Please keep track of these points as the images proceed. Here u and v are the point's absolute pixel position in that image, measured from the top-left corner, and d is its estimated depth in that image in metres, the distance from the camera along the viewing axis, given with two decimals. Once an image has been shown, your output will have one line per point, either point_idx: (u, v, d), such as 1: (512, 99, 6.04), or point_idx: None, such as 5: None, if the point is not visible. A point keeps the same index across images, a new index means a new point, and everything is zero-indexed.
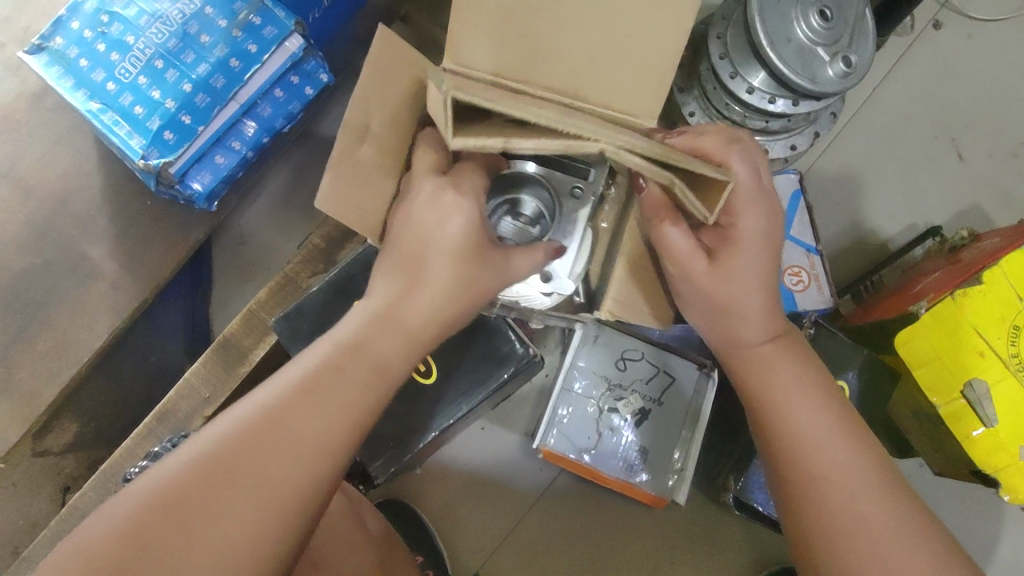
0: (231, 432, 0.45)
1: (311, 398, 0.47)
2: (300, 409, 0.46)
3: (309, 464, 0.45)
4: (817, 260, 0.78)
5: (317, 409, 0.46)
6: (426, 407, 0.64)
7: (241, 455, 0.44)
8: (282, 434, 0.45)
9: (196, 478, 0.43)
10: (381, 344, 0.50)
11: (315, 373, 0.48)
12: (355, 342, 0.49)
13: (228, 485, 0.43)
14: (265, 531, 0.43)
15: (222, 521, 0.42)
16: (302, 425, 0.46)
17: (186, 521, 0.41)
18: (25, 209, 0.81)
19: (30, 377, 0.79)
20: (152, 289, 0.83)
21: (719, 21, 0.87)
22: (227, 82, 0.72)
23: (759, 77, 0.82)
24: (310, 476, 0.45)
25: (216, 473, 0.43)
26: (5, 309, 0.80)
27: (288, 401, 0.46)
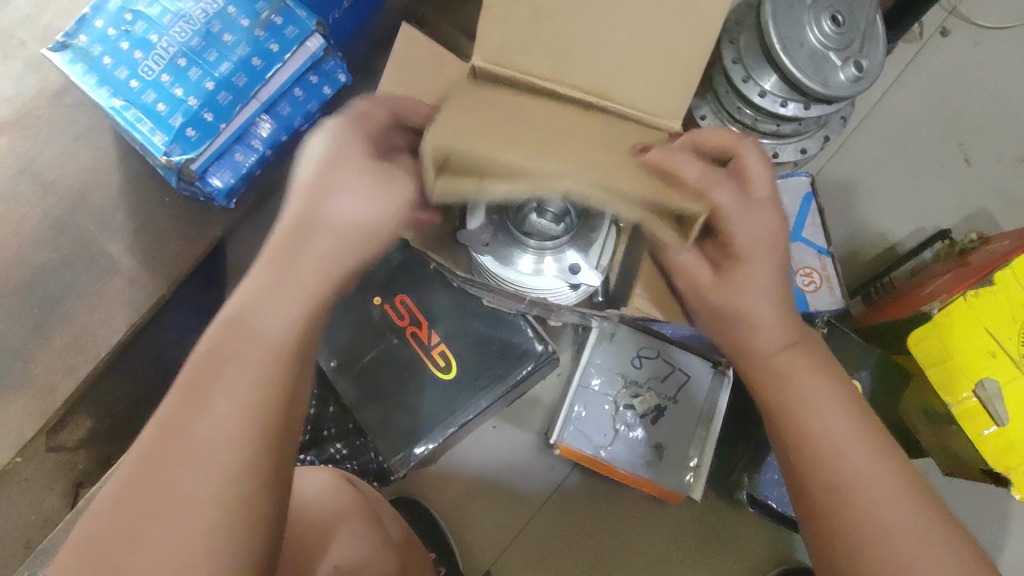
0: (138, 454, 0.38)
1: (210, 386, 0.39)
2: (200, 407, 0.39)
3: (241, 424, 0.38)
4: (829, 262, 0.79)
5: (233, 373, 0.40)
6: (445, 403, 0.65)
7: (154, 470, 0.37)
8: (203, 403, 0.39)
9: (128, 476, 0.37)
10: (275, 311, 0.42)
11: (208, 360, 0.40)
12: (263, 296, 0.42)
13: (150, 501, 0.36)
14: (207, 511, 0.36)
15: (161, 509, 0.36)
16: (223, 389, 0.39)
17: (126, 522, 0.35)
18: (45, 205, 0.82)
19: (48, 371, 0.80)
20: (169, 285, 0.83)
21: (732, 26, 0.89)
22: (249, 81, 0.73)
23: (771, 81, 0.83)
24: (244, 434, 0.38)
25: (149, 463, 0.37)
26: (23, 303, 0.80)
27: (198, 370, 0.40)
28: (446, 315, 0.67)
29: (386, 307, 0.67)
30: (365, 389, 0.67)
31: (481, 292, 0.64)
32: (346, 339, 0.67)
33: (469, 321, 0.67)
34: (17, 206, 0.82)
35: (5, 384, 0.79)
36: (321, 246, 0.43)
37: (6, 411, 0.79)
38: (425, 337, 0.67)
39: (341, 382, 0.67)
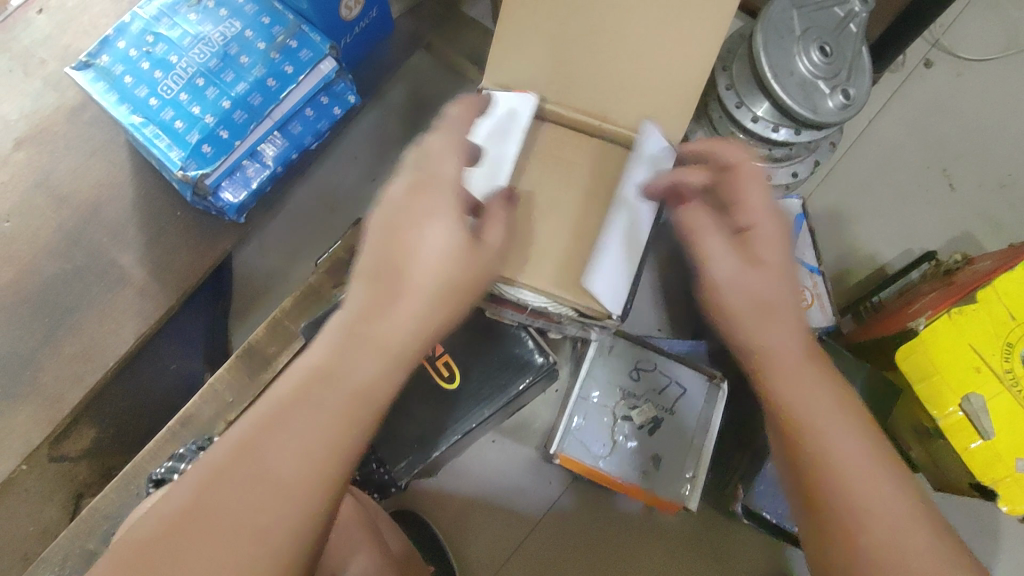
0: (203, 477, 0.38)
1: (284, 426, 0.39)
2: (267, 446, 0.38)
3: (305, 478, 0.38)
4: (819, 280, 0.82)
5: (310, 422, 0.39)
6: (448, 412, 0.67)
7: (213, 508, 0.37)
8: (274, 445, 0.38)
9: (190, 503, 0.37)
10: (364, 364, 0.41)
11: (288, 396, 0.40)
12: (346, 345, 0.42)
13: (203, 539, 0.36)
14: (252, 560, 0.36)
15: (204, 549, 0.36)
16: (299, 436, 0.39)
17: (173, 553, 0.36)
18: (59, 217, 0.85)
19: (56, 380, 0.81)
20: (177, 297, 0.85)
21: (726, 55, 0.93)
22: (264, 100, 0.76)
23: (763, 107, 0.87)
24: (299, 490, 0.38)
25: (209, 497, 0.37)
26: (35, 313, 0.82)
27: (280, 410, 0.39)
28: (450, 327, 0.69)
29: None
30: None
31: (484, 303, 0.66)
32: None
33: (473, 333, 0.69)
34: (32, 218, 0.84)
35: (13, 393, 0.80)
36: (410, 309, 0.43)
37: (14, 419, 0.80)
38: (430, 347, 0.69)
39: None
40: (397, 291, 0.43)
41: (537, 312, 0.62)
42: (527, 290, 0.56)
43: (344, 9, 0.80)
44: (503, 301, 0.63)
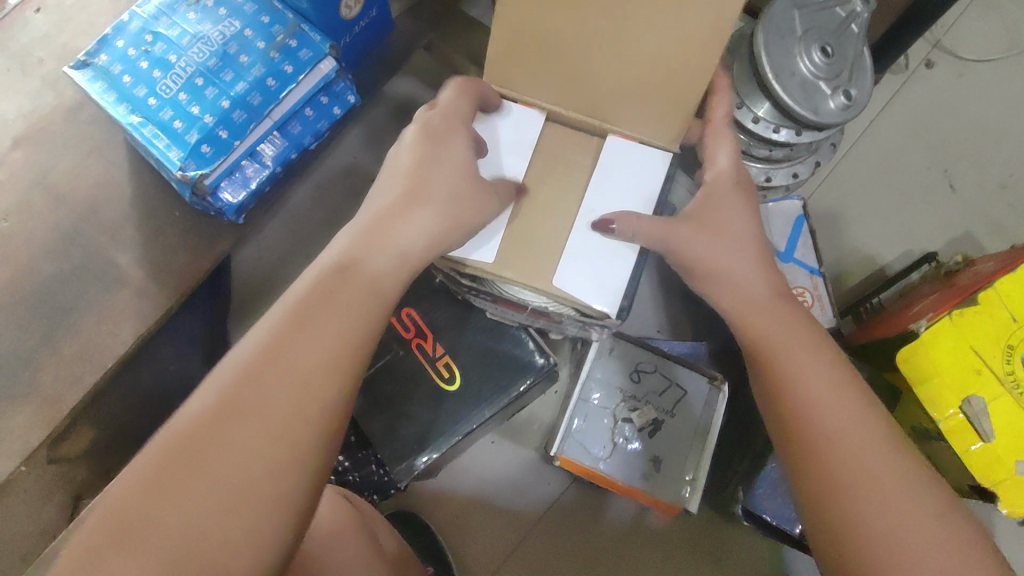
0: (221, 389, 0.41)
1: (313, 320, 0.44)
2: (297, 335, 0.43)
3: (334, 361, 0.43)
4: (819, 282, 0.82)
5: (335, 315, 0.45)
6: (448, 414, 0.67)
7: (250, 392, 0.40)
8: (304, 332, 0.43)
9: (227, 393, 0.40)
10: (377, 263, 0.49)
11: (314, 296, 0.45)
12: (359, 256, 0.48)
13: (249, 416, 0.40)
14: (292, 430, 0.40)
15: (249, 423, 0.40)
16: (327, 326, 0.44)
17: (220, 436, 0.39)
18: (57, 217, 0.84)
19: (54, 381, 0.80)
20: (175, 297, 0.84)
21: (727, 54, 0.93)
22: (264, 99, 0.76)
23: (764, 108, 0.87)
24: (334, 372, 0.43)
25: (246, 385, 0.41)
26: (33, 313, 0.82)
27: (303, 308, 0.44)
28: (450, 328, 0.69)
29: (392, 320, 0.69)
30: (368, 400, 0.68)
31: (486, 305, 0.66)
32: None
33: (473, 334, 0.69)
34: (30, 218, 0.84)
35: (11, 393, 0.80)
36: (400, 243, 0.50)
37: (11, 420, 0.79)
38: (430, 349, 0.68)
39: None
40: (419, 199, 0.51)
41: (536, 312, 0.62)
42: (526, 290, 0.58)
43: (344, 9, 0.79)
44: (502, 301, 0.63)
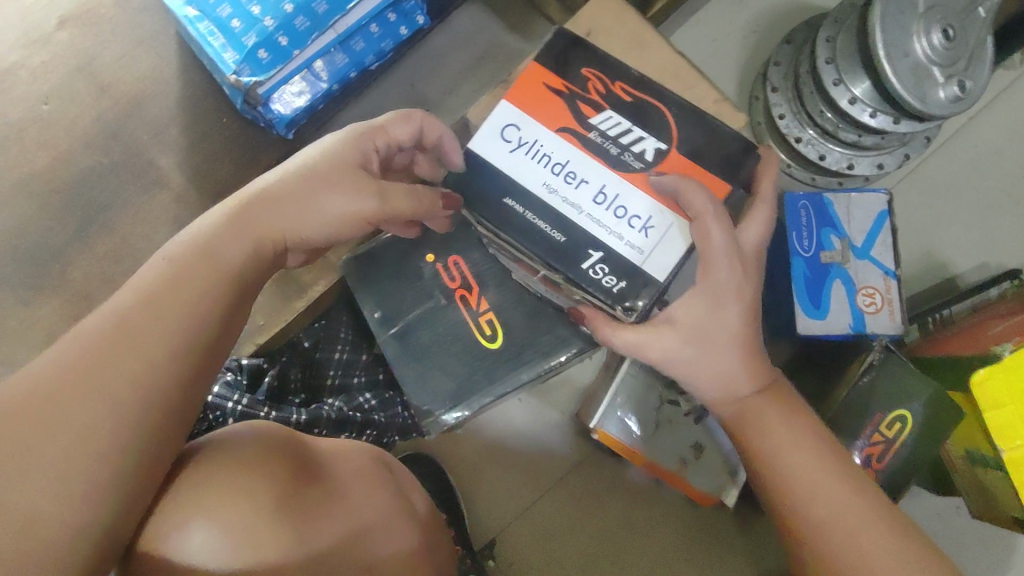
0: (71, 339, 0.43)
1: (161, 305, 0.45)
2: (147, 325, 0.44)
3: (179, 357, 0.44)
4: (893, 285, 0.76)
5: (186, 306, 0.45)
6: (484, 373, 0.63)
7: (93, 368, 0.42)
8: (153, 320, 0.44)
9: (67, 372, 0.41)
10: (234, 249, 0.49)
11: (160, 283, 0.46)
12: (208, 246, 0.48)
13: (84, 392, 0.41)
14: (121, 430, 0.41)
15: (64, 414, 0.40)
16: (176, 314, 0.45)
17: (51, 412, 0.40)
18: (100, 107, 0.80)
19: (84, 277, 0.78)
20: (215, 208, 0.80)
21: (833, 22, 0.85)
22: (330, 8, 0.69)
23: (862, 87, 0.80)
24: (178, 375, 0.44)
25: (84, 368, 0.42)
26: (69, 205, 0.79)
27: (161, 288, 0.45)
28: (502, 282, 0.64)
29: (438, 267, 0.65)
30: (403, 346, 0.65)
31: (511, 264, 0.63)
32: (388, 290, 0.66)
33: (525, 292, 0.64)
34: (71, 104, 0.80)
35: (40, 284, 0.78)
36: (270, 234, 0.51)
37: (39, 311, 0.77)
38: (474, 301, 0.64)
39: (382, 335, 0.66)
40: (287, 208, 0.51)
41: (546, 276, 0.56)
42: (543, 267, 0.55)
43: None
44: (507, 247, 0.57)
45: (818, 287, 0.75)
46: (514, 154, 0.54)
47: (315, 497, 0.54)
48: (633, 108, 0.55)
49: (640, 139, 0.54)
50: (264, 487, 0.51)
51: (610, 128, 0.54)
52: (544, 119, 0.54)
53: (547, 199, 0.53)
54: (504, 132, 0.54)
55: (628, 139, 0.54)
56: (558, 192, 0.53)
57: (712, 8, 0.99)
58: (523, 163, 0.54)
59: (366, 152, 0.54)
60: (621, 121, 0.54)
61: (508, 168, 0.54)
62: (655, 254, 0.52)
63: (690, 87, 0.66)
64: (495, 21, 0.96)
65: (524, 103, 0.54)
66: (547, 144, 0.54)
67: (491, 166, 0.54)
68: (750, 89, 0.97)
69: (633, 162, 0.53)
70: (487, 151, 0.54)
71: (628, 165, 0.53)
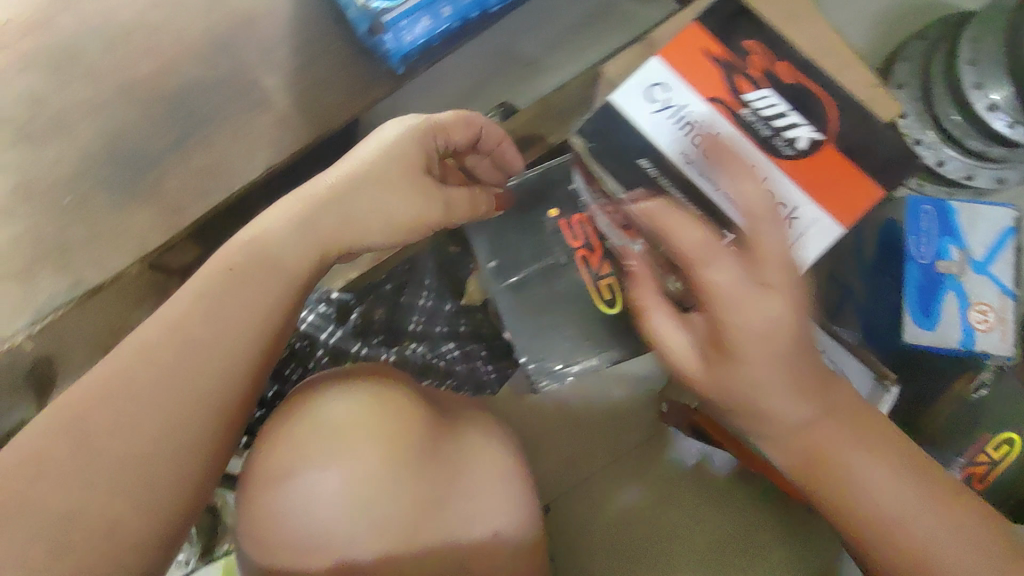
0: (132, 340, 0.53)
1: (201, 319, 0.53)
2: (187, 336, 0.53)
3: (217, 365, 0.53)
4: (1009, 305, 0.72)
5: (222, 321, 0.54)
6: (600, 337, 0.61)
7: (142, 377, 0.51)
8: (188, 338, 0.53)
9: (116, 380, 0.51)
10: (292, 249, 0.56)
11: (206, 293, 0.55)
12: (268, 245, 0.56)
13: (130, 397, 0.51)
14: (176, 426, 0.51)
15: (126, 409, 0.51)
16: (204, 331, 0.53)
17: (111, 409, 0.51)
18: (209, 17, 0.78)
19: (178, 190, 0.77)
20: (316, 135, 0.78)
21: (983, 21, 0.80)
22: None
23: (1003, 95, 0.76)
24: (220, 376, 0.53)
25: (137, 369, 0.52)
26: (169, 115, 0.77)
27: (197, 308, 0.54)
28: None
29: (560, 222, 0.62)
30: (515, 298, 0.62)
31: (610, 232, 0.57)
32: (506, 241, 0.63)
33: None
34: (181, 11, 0.78)
35: (133, 191, 0.77)
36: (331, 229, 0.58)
37: (130, 218, 0.76)
38: (595, 263, 0.61)
39: (495, 287, 0.63)
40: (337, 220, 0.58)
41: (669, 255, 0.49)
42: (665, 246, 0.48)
43: None
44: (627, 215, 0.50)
45: (931, 297, 0.72)
46: (653, 115, 0.46)
47: (443, 458, 0.56)
48: (796, 88, 0.45)
49: (793, 124, 0.45)
50: (390, 433, 0.54)
51: (768, 105, 0.45)
52: (693, 83, 0.46)
53: (684, 170, 0.45)
54: (647, 90, 0.46)
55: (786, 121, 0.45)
56: (698, 165, 0.45)
57: None
58: (661, 126, 0.46)
59: (426, 147, 0.61)
60: (783, 101, 0.45)
61: (643, 129, 0.46)
62: (793, 249, 0.44)
63: (845, 68, 0.62)
64: None
65: (673, 60, 0.46)
66: (694, 111, 0.46)
67: (627, 125, 0.46)
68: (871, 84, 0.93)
69: (784, 149, 0.44)
70: (622, 107, 0.46)
71: (777, 150, 0.44)
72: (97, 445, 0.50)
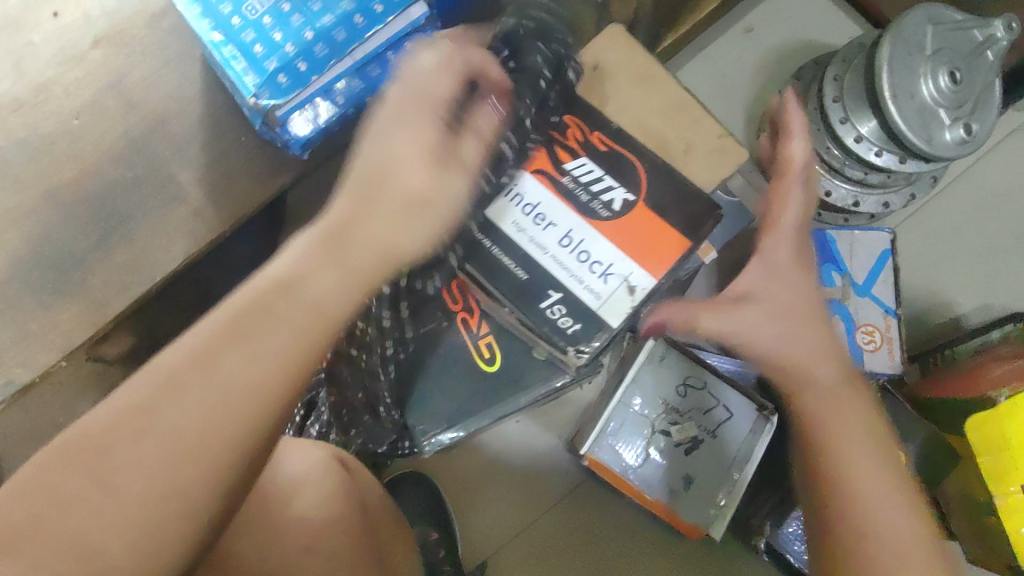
0: (124, 394, 0.42)
1: (194, 379, 0.42)
2: (172, 407, 0.41)
3: (225, 422, 0.42)
4: (893, 323, 0.77)
5: (204, 404, 0.42)
6: (490, 394, 0.71)
7: (162, 404, 0.42)
8: (206, 373, 0.42)
9: (110, 428, 0.41)
10: (273, 334, 0.44)
11: (173, 374, 0.42)
12: (238, 327, 0.44)
13: (165, 411, 0.41)
14: (224, 421, 0.42)
15: (135, 453, 0.40)
16: (231, 375, 0.43)
17: (100, 467, 0.40)
18: (126, 123, 0.84)
19: (103, 286, 0.81)
20: (231, 222, 0.84)
21: (842, 61, 0.85)
22: (348, 37, 0.72)
23: (868, 126, 0.81)
24: (232, 445, 0.42)
25: (145, 405, 0.41)
26: (92, 214, 0.82)
27: (202, 351, 0.43)
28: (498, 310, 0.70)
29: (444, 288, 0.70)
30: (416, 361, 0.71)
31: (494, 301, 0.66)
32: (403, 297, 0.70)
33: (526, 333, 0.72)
34: (98, 119, 0.84)
35: (62, 289, 0.81)
36: (263, 350, 0.44)
37: (59, 316, 0.81)
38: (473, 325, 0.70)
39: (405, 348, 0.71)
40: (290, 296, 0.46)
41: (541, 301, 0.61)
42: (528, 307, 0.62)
43: None
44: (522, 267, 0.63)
45: None
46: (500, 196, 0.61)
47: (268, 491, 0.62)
48: (605, 157, 0.62)
49: (610, 190, 0.61)
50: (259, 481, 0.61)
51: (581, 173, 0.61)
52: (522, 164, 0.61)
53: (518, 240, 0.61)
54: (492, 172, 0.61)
55: (599, 188, 0.61)
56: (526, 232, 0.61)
57: (721, 44, 1.01)
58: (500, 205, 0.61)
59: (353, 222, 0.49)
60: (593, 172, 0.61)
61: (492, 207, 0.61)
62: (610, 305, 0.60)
63: (695, 120, 0.67)
64: None
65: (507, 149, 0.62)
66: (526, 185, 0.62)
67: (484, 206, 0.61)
68: (758, 123, 0.99)
69: (604, 211, 0.61)
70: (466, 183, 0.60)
71: (597, 214, 0.61)
72: (95, 510, 0.39)
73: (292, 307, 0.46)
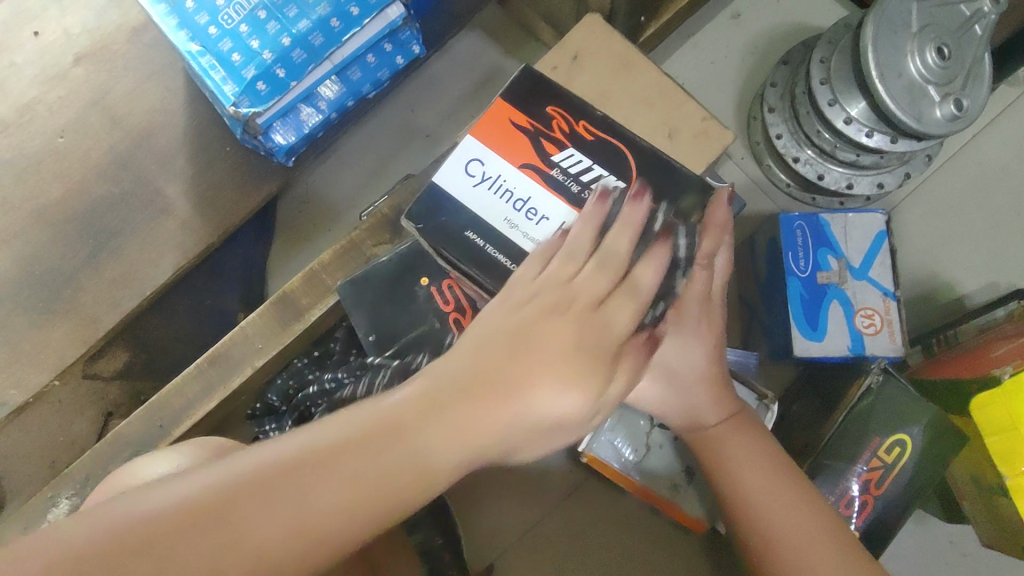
0: (185, 490, 0.35)
1: (294, 488, 0.35)
2: (260, 516, 0.35)
3: (324, 541, 0.36)
4: (893, 306, 0.75)
5: (289, 518, 0.35)
6: None
7: (235, 515, 0.34)
8: (311, 472, 0.36)
9: (163, 534, 0.33)
10: (371, 451, 0.37)
11: (259, 478, 0.35)
12: (343, 433, 0.37)
13: (247, 515, 0.35)
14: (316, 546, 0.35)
15: (180, 567, 0.33)
16: (344, 482, 0.36)
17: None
18: (111, 140, 0.84)
19: (93, 302, 0.81)
20: (219, 232, 0.84)
21: (827, 43, 0.84)
22: (325, 41, 0.72)
23: (858, 108, 0.79)
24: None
25: (227, 503, 0.35)
26: (80, 231, 0.82)
27: (298, 458, 0.36)
28: None
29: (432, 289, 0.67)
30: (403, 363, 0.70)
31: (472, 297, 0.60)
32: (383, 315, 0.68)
33: None
34: (84, 137, 0.84)
35: (52, 308, 0.81)
36: (383, 462, 0.37)
37: (50, 334, 0.80)
38: None
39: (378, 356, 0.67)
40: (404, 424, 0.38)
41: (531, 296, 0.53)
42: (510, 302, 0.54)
43: None
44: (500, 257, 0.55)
45: (816, 308, 0.75)
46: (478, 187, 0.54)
47: None
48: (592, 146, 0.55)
49: (596, 174, 0.54)
50: None
51: (568, 163, 0.54)
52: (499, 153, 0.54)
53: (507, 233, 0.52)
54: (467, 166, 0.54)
55: (585, 174, 0.54)
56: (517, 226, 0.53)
57: (708, 32, 1.00)
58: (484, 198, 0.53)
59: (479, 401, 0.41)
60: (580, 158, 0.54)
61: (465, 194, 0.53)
62: None
63: (679, 107, 0.66)
64: (494, 48, 1.00)
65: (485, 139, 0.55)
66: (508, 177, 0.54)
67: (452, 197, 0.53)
68: (749, 109, 0.98)
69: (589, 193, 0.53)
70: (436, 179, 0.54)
71: (583, 198, 0.53)
72: None
73: (398, 450, 0.38)
